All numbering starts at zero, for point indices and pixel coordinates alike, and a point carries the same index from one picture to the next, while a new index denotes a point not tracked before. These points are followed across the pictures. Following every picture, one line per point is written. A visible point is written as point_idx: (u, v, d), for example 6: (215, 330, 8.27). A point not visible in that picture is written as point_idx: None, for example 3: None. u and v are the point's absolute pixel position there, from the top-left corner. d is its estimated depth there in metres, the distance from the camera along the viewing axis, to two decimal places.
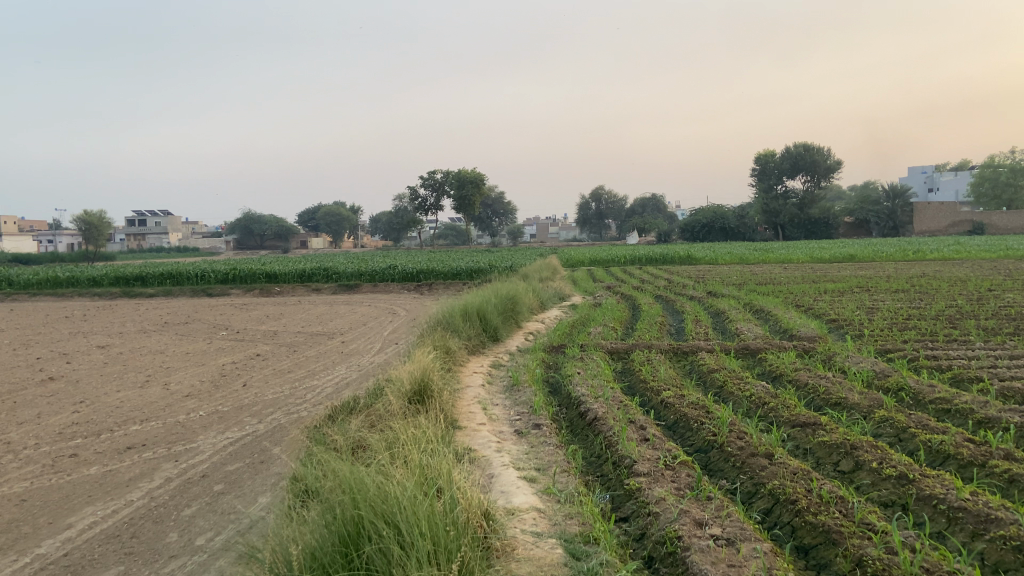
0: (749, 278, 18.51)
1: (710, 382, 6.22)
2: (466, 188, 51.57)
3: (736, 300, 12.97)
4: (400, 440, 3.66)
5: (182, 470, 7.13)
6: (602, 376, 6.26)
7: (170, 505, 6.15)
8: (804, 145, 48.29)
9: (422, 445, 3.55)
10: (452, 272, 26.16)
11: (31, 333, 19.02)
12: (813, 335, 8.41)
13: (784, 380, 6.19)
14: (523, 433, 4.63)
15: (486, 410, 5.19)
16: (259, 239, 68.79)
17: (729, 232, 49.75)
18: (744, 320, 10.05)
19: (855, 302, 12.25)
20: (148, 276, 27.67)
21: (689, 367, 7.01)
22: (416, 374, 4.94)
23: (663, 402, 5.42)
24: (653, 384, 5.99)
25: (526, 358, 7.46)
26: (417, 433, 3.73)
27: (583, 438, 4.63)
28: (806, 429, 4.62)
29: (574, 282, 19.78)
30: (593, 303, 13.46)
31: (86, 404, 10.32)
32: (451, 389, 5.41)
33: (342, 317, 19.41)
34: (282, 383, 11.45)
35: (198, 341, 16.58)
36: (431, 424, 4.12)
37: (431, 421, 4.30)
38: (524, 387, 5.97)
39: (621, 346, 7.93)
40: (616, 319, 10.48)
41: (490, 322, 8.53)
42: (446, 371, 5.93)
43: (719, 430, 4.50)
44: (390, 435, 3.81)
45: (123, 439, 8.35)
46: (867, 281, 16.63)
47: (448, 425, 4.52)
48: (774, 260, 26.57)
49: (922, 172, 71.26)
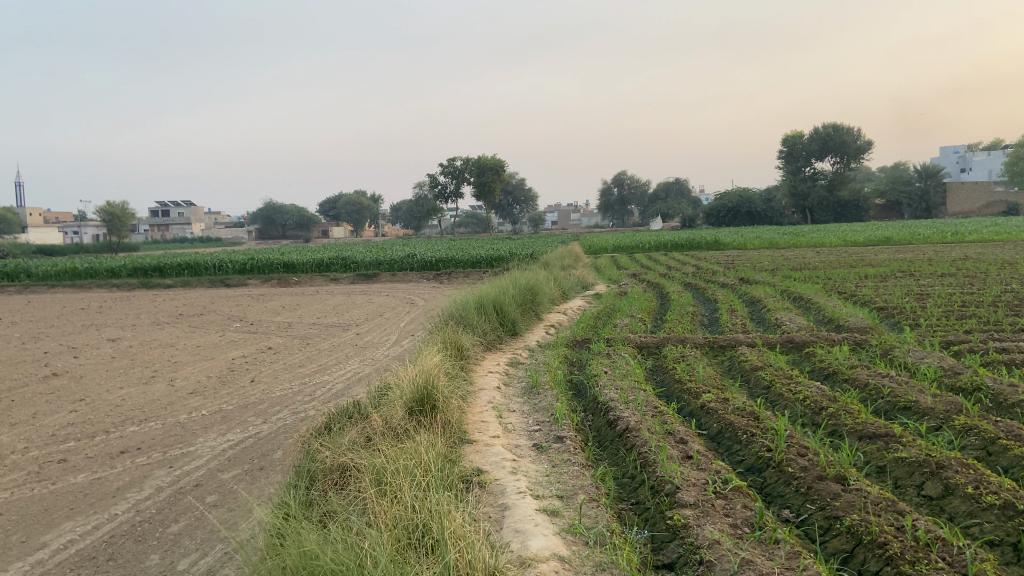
0: (782, 263, 17.70)
1: (756, 383, 5.54)
2: (486, 174, 50.82)
3: (771, 287, 12.20)
4: (392, 474, 3.04)
5: (175, 477, 6.56)
6: (632, 375, 5.58)
7: (156, 520, 5.59)
8: (834, 126, 46.87)
9: (416, 484, 2.93)
10: (472, 261, 25.52)
11: (44, 326, 18.67)
12: (864, 325, 7.65)
13: (840, 380, 5.49)
14: (543, 448, 3.98)
15: (500, 419, 4.53)
16: (281, 230, 68.59)
17: (756, 216, 48.81)
18: (783, 309, 9.31)
19: (902, 288, 11.45)
20: (165, 267, 27.36)
21: (728, 365, 6.32)
22: (418, 380, 4.30)
23: (704, 408, 4.75)
24: (691, 386, 5.31)
25: (547, 355, 6.80)
26: (411, 465, 3.11)
27: (614, 455, 3.98)
28: (878, 443, 3.94)
29: (598, 269, 19.13)
30: (619, 292, 12.75)
31: (86, 402, 9.85)
32: (461, 395, 4.76)
33: (359, 307, 18.85)
34: (292, 379, 10.87)
35: (211, 333, 16.14)
36: (432, 446, 3.49)
37: (432, 439, 3.65)
38: (545, 390, 5.31)
39: (652, 340, 7.25)
40: (644, 310, 9.80)
41: (508, 315, 7.87)
42: (456, 373, 5.28)
43: (775, 444, 3.82)
44: (381, 463, 3.19)
45: (117, 442, 7.82)
46: (908, 265, 15.78)
47: (454, 442, 3.88)
48: (805, 244, 25.61)
49: (953, 152, 69.49)
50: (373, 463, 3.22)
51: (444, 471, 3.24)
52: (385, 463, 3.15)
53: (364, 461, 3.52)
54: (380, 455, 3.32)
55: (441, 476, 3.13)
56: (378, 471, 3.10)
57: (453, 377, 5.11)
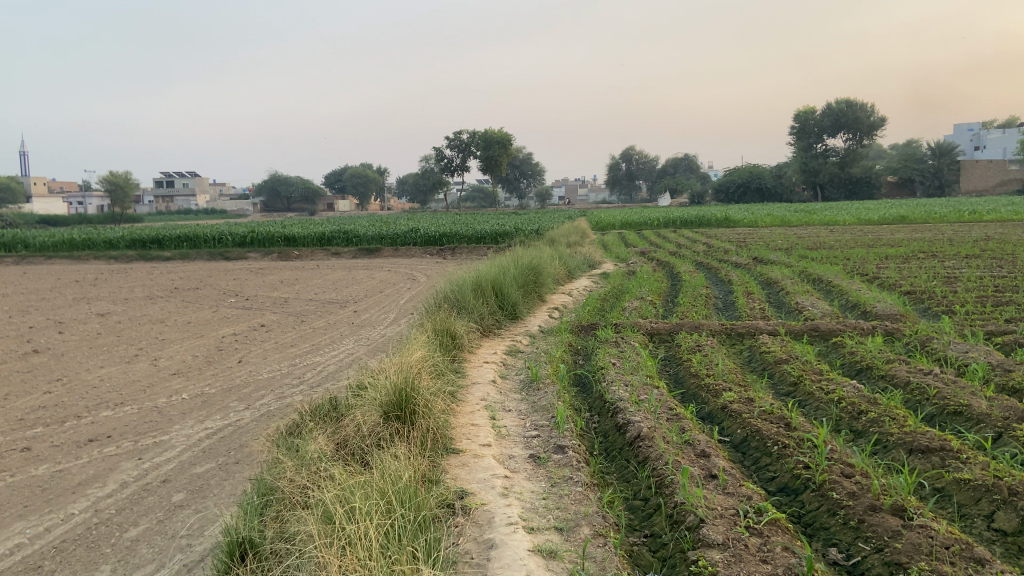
0: (796, 242, 17.03)
1: (782, 380, 4.97)
2: (492, 147, 50.00)
3: (787, 268, 11.57)
4: (347, 512, 2.44)
5: (143, 471, 6.05)
6: (643, 368, 5.01)
7: (113, 523, 5.08)
8: (846, 101, 45.80)
9: (374, 532, 2.32)
10: (476, 237, 24.87)
11: (35, 298, 18.16)
12: (894, 312, 7.03)
13: (877, 377, 4.90)
14: (541, 460, 3.41)
15: (493, 423, 3.96)
16: (286, 202, 67.75)
17: (765, 192, 47.67)
18: (803, 292, 8.70)
19: (927, 270, 10.81)
20: (164, 239, 26.79)
21: (747, 356, 5.76)
22: (397, 376, 3.72)
23: (725, 410, 4.18)
24: (710, 382, 4.73)
25: (549, 342, 6.22)
26: (373, 502, 2.50)
27: (623, 469, 3.42)
28: (932, 459, 3.36)
29: (605, 247, 18.50)
30: (627, 271, 12.13)
31: (62, 383, 9.33)
32: (448, 393, 4.19)
33: (359, 283, 18.27)
34: (282, 360, 10.33)
35: (203, 309, 15.60)
36: (405, 466, 2.90)
37: (407, 457, 3.06)
38: (545, 385, 4.74)
39: (664, 327, 6.67)
40: (654, 291, 9.20)
41: (508, 298, 7.28)
42: (444, 367, 4.71)
43: (813, 460, 3.25)
44: (334, 493, 2.60)
45: (87, 429, 7.29)
46: (928, 245, 15.11)
47: (436, 457, 3.30)
48: (817, 222, 24.89)
49: (968, 129, 69.05)
50: (326, 491, 2.62)
51: (412, 500, 2.64)
52: (338, 494, 2.55)
53: (324, 481, 2.94)
54: (338, 480, 2.72)
55: (409, 513, 2.53)
56: (328, 505, 2.50)
57: (440, 373, 4.54)
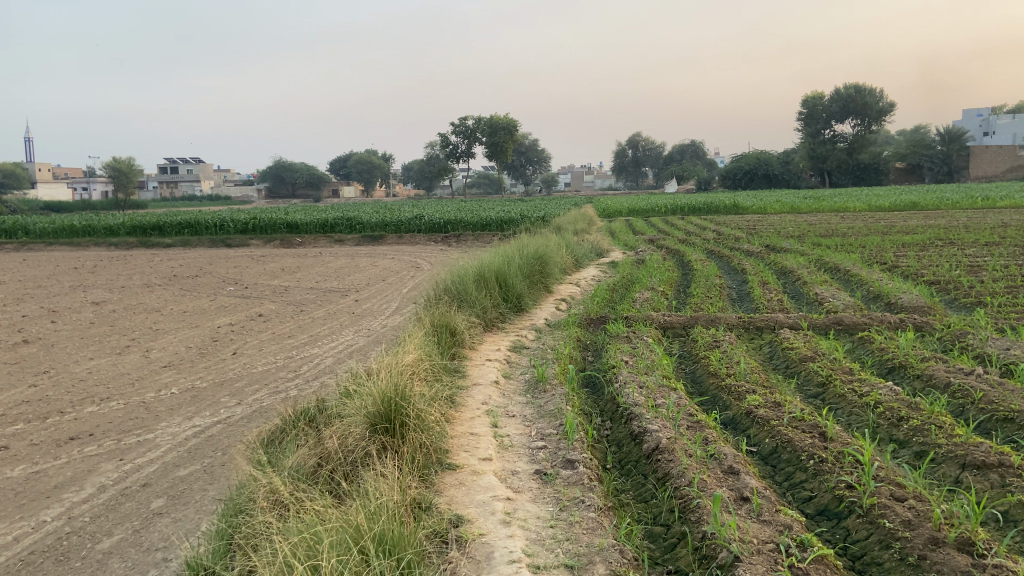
0: (809, 230, 16.57)
1: (809, 380, 4.57)
2: (498, 134, 49.42)
3: (802, 256, 11.14)
4: (311, 568, 2.05)
5: (124, 474, 5.69)
6: (658, 368, 4.61)
7: (85, 533, 4.73)
8: (855, 86, 45.07)
9: None
10: (480, 224, 24.44)
11: (31, 286, 17.82)
12: (921, 304, 6.61)
13: (914, 378, 4.47)
14: (548, 478, 3.02)
15: (494, 432, 3.58)
16: (291, 188, 67.25)
17: (773, 179, 47.14)
18: (822, 282, 8.27)
19: (948, 259, 10.35)
20: (165, 226, 26.41)
21: (769, 353, 5.36)
22: (386, 381, 3.31)
23: (751, 416, 3.78)
24: (732, 384, 4.34)
25: (556, 337, 5.83)
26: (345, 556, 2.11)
27: (641, 488, 3.04)
28: (990, 476, 2.96)
29: (611, 234, 18.10)
30: (635, 259, 11.71)
31: (48, 376, 8.96)
32: (444, 399, 3.79)
33: (361, 271, 17.88)
34: (278, 351, 9.95)
35: (201, 297, 15.23)
36: (387, 496, 2.51)
37: (391, 482, 2.66)
38: (552, 387, 4.33)
39: (678, 320, 6.26)
40: (665, 282, 8.79)
41: (513, 289, 6.89)
42: (442, 369, 4.32)
43: (858, 480, 2.86)
44: (300, 538, 2.20)
45: (70, 427, 6.93)
46: (946, 233, 14.63)
47: (428, 480, 2.91)
48: (828, 209, 24.41)
49: (977, 115, 68.48)
50: (290, 537, 2.23)
51: (394, 543, 2.26)
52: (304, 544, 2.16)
53: (296, 513, 2.56)
54: (307, 521, 2.32)
55: (387, 564, 2.14)
56: (291, 558, 2.11)
57: (435, 376, 4.15)
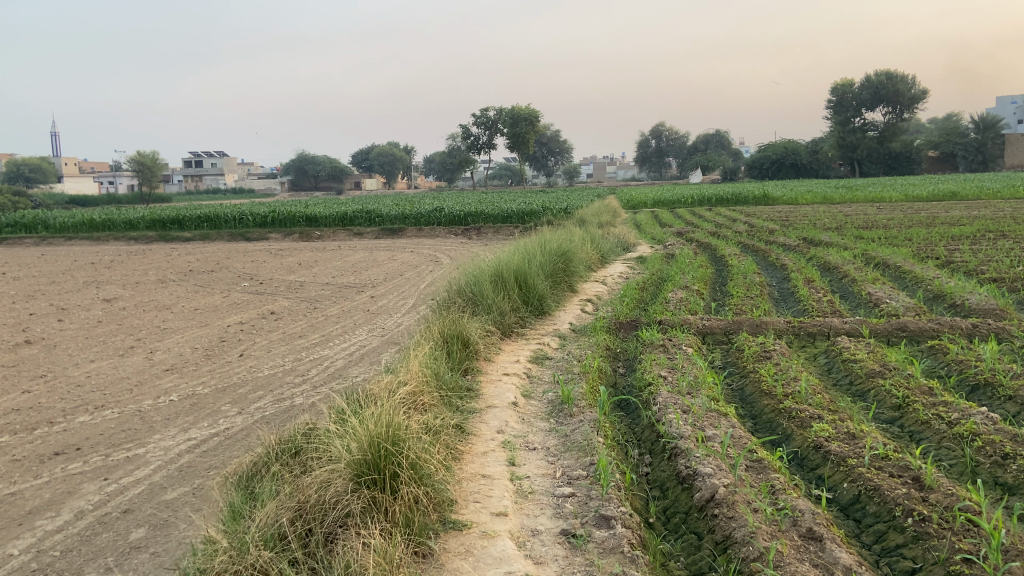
0: (846, 221, 15.76)
1: (881, 402, 3.92)
2: (519, 125, 48.64)
3: (844, 250, 10.42)
4: None
5: (106, 497, 5.13)
6: (704, 386, 3.99)
7: (51, 572, 4.17)
8: (887, 73, 43.76)
9: None
10: (502, 216, 23.82)
11: (45, 282, 17.47)
12: (992, 307, 5.89)
13: (1007, 402, 3.80)
14: (579, 542, 2.40)
15: (511, 473, 2.96)
16: (313, 181, 66.91)
17: (801, 168, 46.18)
18: (873, 280, 7.56)
19: (1006, 253, 9.59)
20: (184, 220, 26.04)
21: (828, 365, 4.70)
22: (376, 419, 2.70)
23: (822, 452, 3.16)
24: (791, 407, 3.71)
25: (582, 345, 5.21)
26: None
27: (695, 555, 2.43)
28: None
29: (638, 227, 17.42)
30: (664, 254, 11.04)
31: (45, 381, 8.46)
32: (452, 433, 3.19)
33: (379, 265, 17.33)
34: (287, 353, 9.39)
35: (214, 294, 14.75)
36: None
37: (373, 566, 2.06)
38: (579, 410, 3.70)
39: (719, 324, 5.61)
40: (699, 279, 8.11)
41: (535, 290, 6.28)
42: (449, 396, 3.72)
43: (983, 557, 2.23)
44: None
45: (58, 439, 6.40)
46: (994, 224, 13.77)
47: (421, 555, 2.31)
48: (862, 199, 23.46)
49: (1011, 102, 66.76)
50: None
51: None
52: None
53: None
54: None
55: None
56: None
57: (438, 405, 3.54)
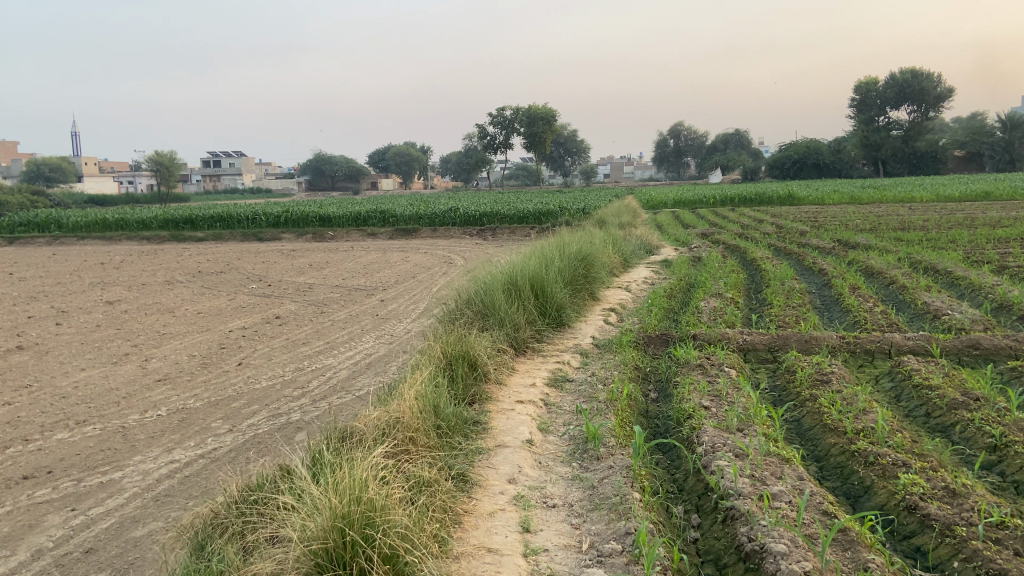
0: (880, 222, 14.98)
1: (972, 440, 3.26)
2: (537, 124, 48.03)
3: (885, 253, 9.68)
4: None
5: (69, 533, 4.51)
6: (756, 419, 3.34)
7: None
8: (912, 71, 42.75)
9: None
10: (518, 216, 23.16)
11: (51, 283, 17.01)
12: None
13: None
14: None
15: (527, 545, 2.33)
16: (330, 181, 66.58)
17: (823, 168, 44.82)
18: (926, 287, 6.87)
19: None
20: (196, 220, 25.56)
21: (896, 393, 4.03)
22: (342, 495, 2.08)
23: (918, 515, 2.51)
24: (867, 448, 3.05)
25: (608, 364, 4.57)
26: None
27: None
28: None
29: (659, 228, 16.75)
30: (691, 257, 10.40)
31: (30, 392, 7.89)
32: (450, 498, 2.56)
33: (392, 267, 16.74)
34: (289, 362, 8.79)
35: (220, 296, 14.21)
36: None
37: None
38: (609, 451, 3.05)
39: (763, 340, 4.94)
40: (733, 286, 7.44)
41: (553, 299, 5.64)
42: (448, 440, 3.09)
43: None
44: None
45: (29, 459, 5.80)
46: None
47: None
48: (892, 199, 22.72)
49: None
50: None
51: None
52: None
53: None
54: None
55: None
56: None
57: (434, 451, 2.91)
